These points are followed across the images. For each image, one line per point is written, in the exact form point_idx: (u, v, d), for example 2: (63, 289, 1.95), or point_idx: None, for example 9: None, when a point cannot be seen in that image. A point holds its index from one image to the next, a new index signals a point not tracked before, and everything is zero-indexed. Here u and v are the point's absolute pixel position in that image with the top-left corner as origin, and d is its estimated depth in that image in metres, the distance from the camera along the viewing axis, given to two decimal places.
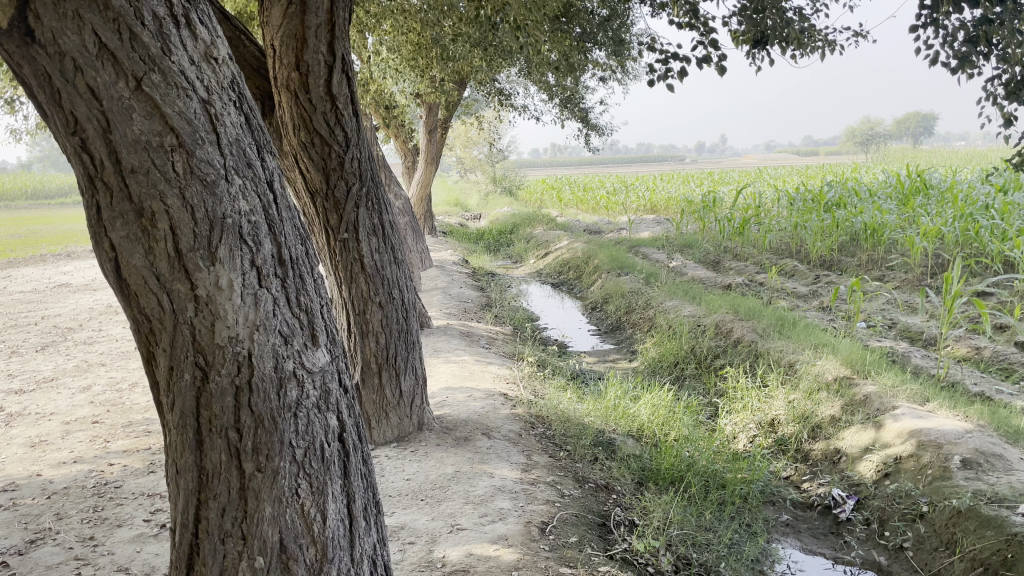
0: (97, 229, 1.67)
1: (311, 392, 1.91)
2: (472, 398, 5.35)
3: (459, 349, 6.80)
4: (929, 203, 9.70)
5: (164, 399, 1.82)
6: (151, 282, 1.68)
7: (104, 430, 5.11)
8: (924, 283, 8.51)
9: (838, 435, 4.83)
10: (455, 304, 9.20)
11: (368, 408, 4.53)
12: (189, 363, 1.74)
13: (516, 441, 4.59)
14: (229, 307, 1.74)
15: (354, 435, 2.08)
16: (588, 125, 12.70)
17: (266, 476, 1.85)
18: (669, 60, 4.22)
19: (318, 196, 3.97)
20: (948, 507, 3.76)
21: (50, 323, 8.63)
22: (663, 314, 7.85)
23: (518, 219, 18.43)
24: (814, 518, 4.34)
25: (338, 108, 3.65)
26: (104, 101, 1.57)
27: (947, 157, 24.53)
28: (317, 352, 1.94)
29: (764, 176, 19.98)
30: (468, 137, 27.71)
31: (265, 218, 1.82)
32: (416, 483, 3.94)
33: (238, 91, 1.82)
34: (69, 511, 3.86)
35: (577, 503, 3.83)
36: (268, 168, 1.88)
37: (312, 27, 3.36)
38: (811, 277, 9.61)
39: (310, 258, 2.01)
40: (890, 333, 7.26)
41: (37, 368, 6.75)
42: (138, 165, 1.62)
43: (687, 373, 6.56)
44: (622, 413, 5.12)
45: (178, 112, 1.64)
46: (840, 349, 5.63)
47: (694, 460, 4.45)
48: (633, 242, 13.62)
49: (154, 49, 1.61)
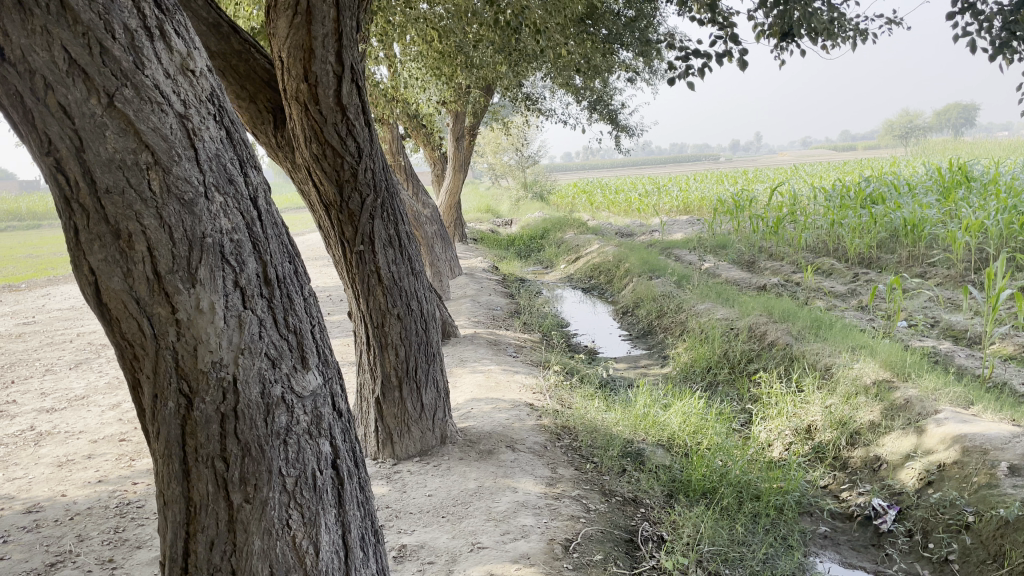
0: (74, 252, 1.59)
1: (302, 418, 1.85)
2: (497, 409, 5.24)
3: (485, 358, 6.71)
4: (971, 196, 9.40)
5: (150, 427, 1.75)
6: (131, 306, 1.60)
7: (130, 448, 5.11)
8: (968, 279, 8.24)
9: (878, 441, 4.63)
10: (484, 313, 9.12)
11: (390, 422, 4.45)
12: (173, 391, 1.67)
13: (542, 454, 4.47)
14: (212, 331, 1.66)
15: (347, 461, 2.02)
16: (618, 127, 12.55)
17: (255, 506, 1.79)
18: (689, 56, 4.12)
19: (333, 209, 3.88)
20: (995, 517, 3.57)
21: (85, 340, 8.71)
22: (695, 317, 7.69)
23: (549, 224, 18.29)
24: (853, 529, 4.15)
25: (349, 118, 3.58)
26: (77, 119, 1.49)
27: (991, 148, 23.91)
28: (307, 375, 1.88)
29: (799, 173, 19.59)
30: (498, 143, 27.67)
31: (248, 236, 1.75)
32: (437, 500, 3.85)
33: (218, 104, 1.74)
34: (90, 532, 3.84)
35: (603, 518, 3.70)
36: (251, 184, 1.80)
37: (319, 38, 3.27)
38: (850, 276, 9.36)
39: (299, 276, 1.94)
40: (932, 332, 7.02)
41: (70, 386, 6.80)
42: (113, 185, 1.54)
43: (721, 379, 6.38)
44: (652, 422, 4.98)
45: (152, 129, 1.56)
46: (879, 350, 5.42)
47: (727, 471, 4.30)
48: (666, 244, 13.42)
49: (127, 62, 1.53)
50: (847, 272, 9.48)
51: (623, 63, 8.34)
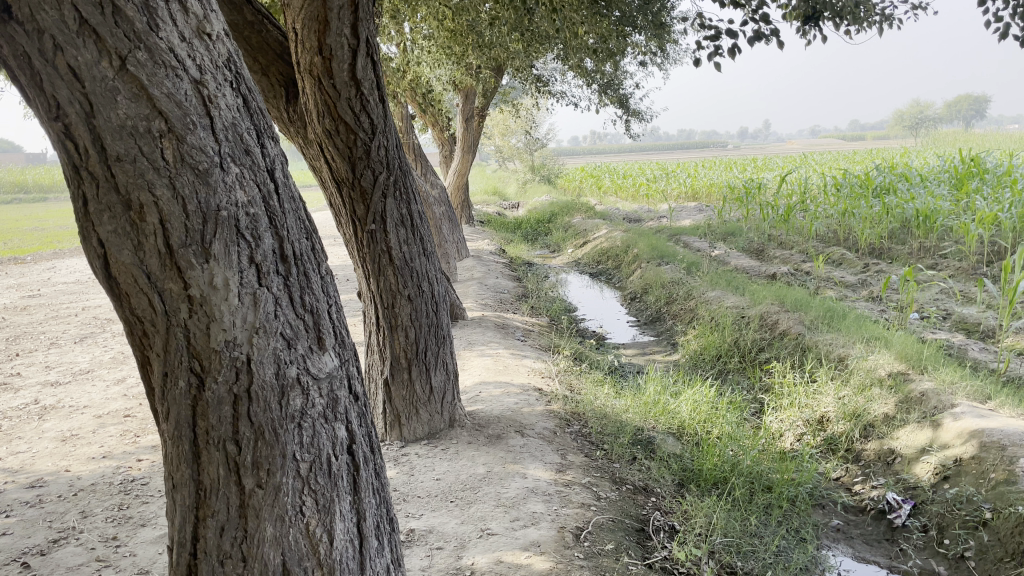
0: (83, 224, 1.52)
1: (317, 401, 1.78)
2: (506, 393, 5.18)
3: (494, 342, 6.64)
4: (984, 188, 9.28)
5: (159, 407, 1.68)
6: (142, 281, 1.53)
7: (135, 424, 5.05)
8: (980, 272, 8.15)
9: (892, 434, 4.57)
10: (492, 295, 9.05)
11: (398, 404, 4.39)
12: (184, 370, 1.60)
13: (551, 439, 4.41)
14: (225, 308, 1.59)
15: (364, 447, 1.96)
16: (629, 112, 12.44)
17: (267, 492, 1.72)
18: (718, 36, 4.01)
19: (344, 185, 3.80)
20: (1014, 514, 3.50)
21: (90, 314, 8.64)
22: (705, 305, 7.61)
23: (557, 207, 18.17)
24: (866, 523, 4.09)
25: (363, 93, 3.49)
26: (87, 82, 1.41)
27: (999, 140, 23.76)
28: (323, 356, 1.80)
29: (808, 161, 19.43)
30: (506, 125, 27.49)
31: (265, 210, 1.67)
32: (445, 484, 3.79)
33: (235, 71, 1.66)
34: (94, 509, 3.79)
35: (614, 507, 3.64)
36: (268, 155, 1.72)
37: (334, 9, 3.18)
38: (860, 266, 9.25)
39: (316, 253, 1.86)
40: (945, 325, 6.96)
41: (75, 360, 6.75)
42: (124, 153, 1.46)
43: (731, 367, 6.31)
44: (662, 410, 4.91)
45: (166, 94, 1.48)
46: (895, 342, 5.35)
47: (738, 461, 4.24)
48: (675, 230, 13.30)
49: (140, 24, 1.45)
50: (858, 262, 9.38)
51: (637, 46, 8.25)
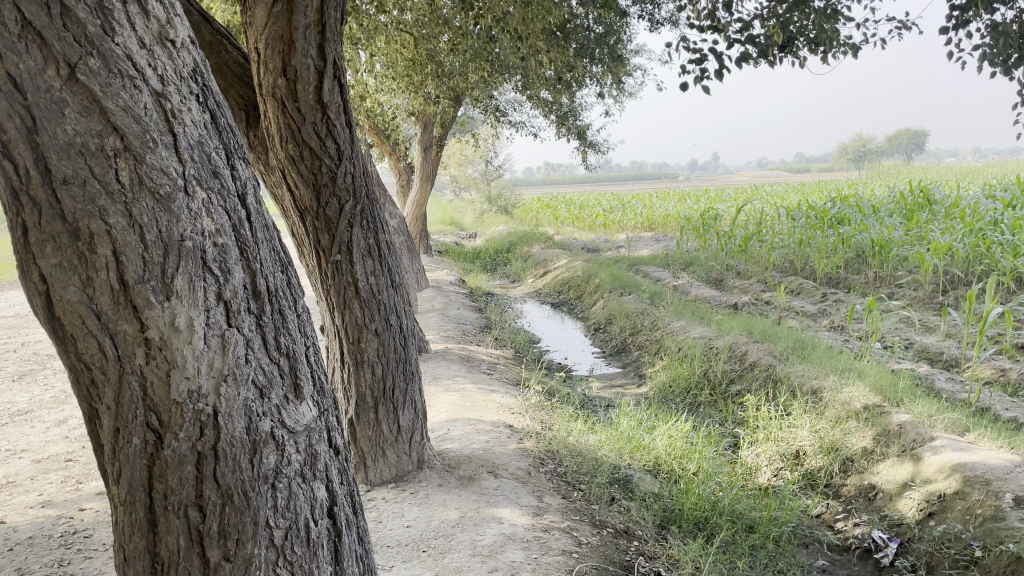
0: (22, 257, 1.30)
1: (294, 457, 1.58)
2: (476, 431, 4.97)
3: (460, 375, 6.43)
4: (935, 218, 9.39)
5: (109, 467, 1.46)
6: (90, 322, 1.31)
7: (78, 469, 4.72)
8: (937, 302, 8.18)
9: (872, 469, 4.48)
10: (454, 327, 8.83)
11: (364, 445, 4.15)
12: (139, 425, 1.39)
13: (526, 481, 4.21)
14: (189, 354, 1.39)
15: (344, 507, 1.77)
16: (586, 142, 12.41)
17: (236, 564, 1.52)
18: (705, 59, 3.90)
19: (307, 214, 3.58)
20: (1005, 552, 3.39)
21: (30, 350, 8.18)
22: (671, 335, 7.51)
23: (515, 237, 18.06)
24: (853, 562, 3.96)
25: (330, 118, 3.30)
26: (29, 93, 1.21)
27: (941, 173, 24.30)
28: (300, 406, 1.61)
29: (761, 193, 19.60)
30: (463, 155, 27.43)
31: (235, 240, 1.48)
32: (416, 531, 3.56)
33: (201, 83, 1.47)
34: (32, 565, 3.47)
35: (596, 553, 3.45)
36: (239, 179, 1.53)
37: (299, 28, 3.00)
38: (819, 296, 9.26)
39: (292, 289, 1.67)
40: (908, 354, 6.93)
41: (13, 400, 6.34)
42: (73, 175, 1.25)
43: (702, 401, 6.20)
44: (636, 445, 4.74)
45: (122, 107, 1.28)
46: (867, 374, 5.27)
47: (719, 499, 4.11)
48: (633, 260, 13.25)
49: (92, 27, 1.25)
50: (816, 291, 9.41)
51: (593, 77, 8.26)
